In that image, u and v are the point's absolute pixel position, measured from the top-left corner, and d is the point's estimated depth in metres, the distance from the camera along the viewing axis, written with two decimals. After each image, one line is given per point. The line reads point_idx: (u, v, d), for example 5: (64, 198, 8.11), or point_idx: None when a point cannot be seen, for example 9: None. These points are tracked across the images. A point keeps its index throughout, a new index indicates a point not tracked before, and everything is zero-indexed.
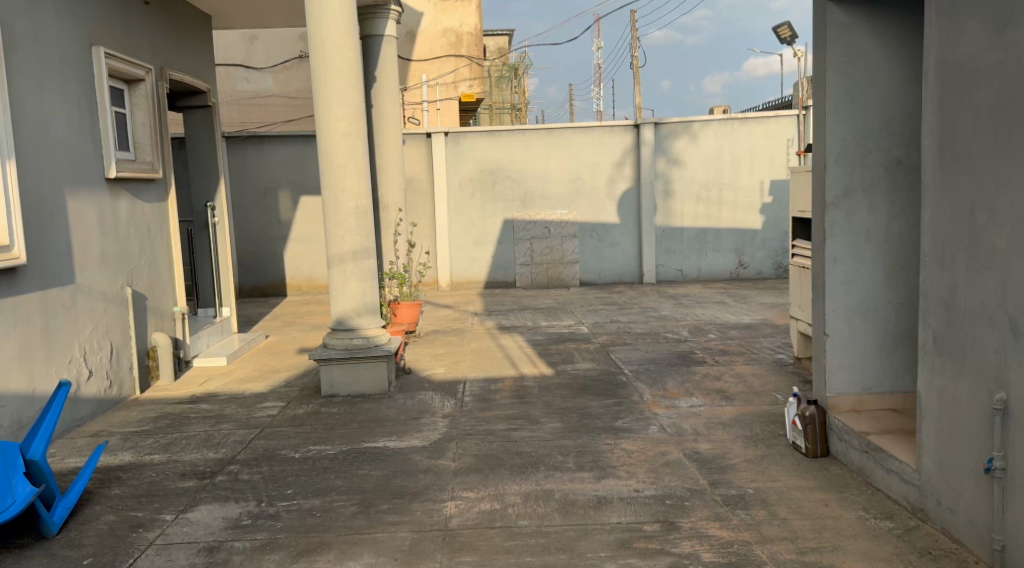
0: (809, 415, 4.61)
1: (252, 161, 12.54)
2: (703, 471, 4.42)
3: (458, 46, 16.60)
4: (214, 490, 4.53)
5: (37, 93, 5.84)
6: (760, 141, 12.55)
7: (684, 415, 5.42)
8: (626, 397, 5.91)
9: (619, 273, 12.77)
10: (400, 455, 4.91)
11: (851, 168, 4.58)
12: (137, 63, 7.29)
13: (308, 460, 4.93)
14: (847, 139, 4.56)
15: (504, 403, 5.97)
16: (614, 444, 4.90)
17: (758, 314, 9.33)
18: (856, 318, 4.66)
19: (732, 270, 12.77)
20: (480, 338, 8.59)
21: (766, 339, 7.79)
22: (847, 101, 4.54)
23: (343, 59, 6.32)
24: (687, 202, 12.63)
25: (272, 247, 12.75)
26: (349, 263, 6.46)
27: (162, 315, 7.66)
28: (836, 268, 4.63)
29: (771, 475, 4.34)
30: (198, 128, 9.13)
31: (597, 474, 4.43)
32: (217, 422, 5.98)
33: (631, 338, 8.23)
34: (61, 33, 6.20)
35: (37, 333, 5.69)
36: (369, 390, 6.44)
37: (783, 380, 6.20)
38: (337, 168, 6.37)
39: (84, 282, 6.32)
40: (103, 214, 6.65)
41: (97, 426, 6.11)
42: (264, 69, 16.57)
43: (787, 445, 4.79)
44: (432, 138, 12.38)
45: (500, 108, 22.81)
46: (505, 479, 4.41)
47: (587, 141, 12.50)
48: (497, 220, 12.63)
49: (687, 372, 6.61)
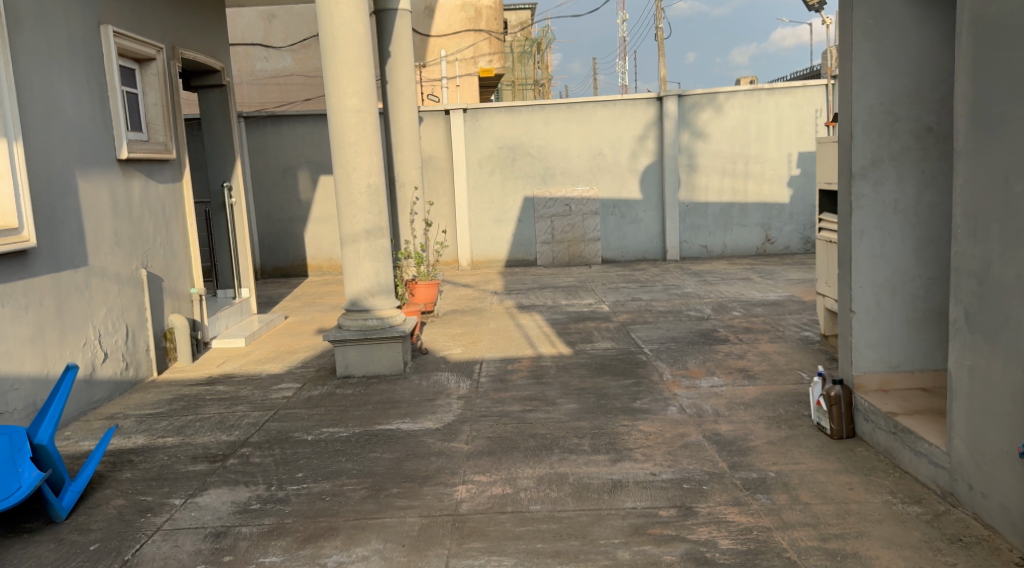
0: (834, 395, 4.45)
1: (271, 141, 12.48)
2: (723, 454, 4.27)
3: (477, 21, 16.37)
4: (224, 473, 4.47)
5: (44, 73, 5.76)
6: (788, 111, 12.26)
7: (704, 396, 5.27)
8: (646, 377, 5.77)
9: (641, 250, 12.58)
10: (413, 437, 4.82)
11: (878, 137, 4.39)
12: (148, 42, 7.21)
13: (320, 443, 4.86)
14: (875, 106, 4.38)
15: (521, 383, 5.86)
16: (631, 425, 4.77)
17: (785, 291, 9.11)
18: (883, 294, 4.48)
19: (758, 246, 12.54)
20: (499, 317, 8.49)
21: (792, 316, 7.59)
22: (875, 65, 4.35)
23: (352, 33, 6.19)
24: (712, 176, 12.39)
25: (293, 227, 12.71)
26: (361, 242, 6.35)
27: (178, 297, 7.63)
28: (861, 242, 4.45)
29: (794, 458, 4.19)
30: (213, 108, 9.05)
31: (613, 456, 4.31)
32: (232, 403, 5.93)
33: (652, 316, 8.08)
34: (69, 13, 6.12)
35: (49, 316, 5.65)
36: (384, 370, 6.35)
37: (808, 359, 6.01)
38: (348, 145, 6.26)
39: (97, 263, 6.27)
40: (116, 195, 6.59)
41: (112, 408, 6.07)
42: (283, 48, 16.51)
43: (811, 426, 4.64)
44: (450, 115, 12.22)
45: (522, 83, 22.63)
46: (518, 462, 4.31)
47: (608, 115, 12.27)
48: (518, 198, 12.49)
49: (709, 350, 6.46)
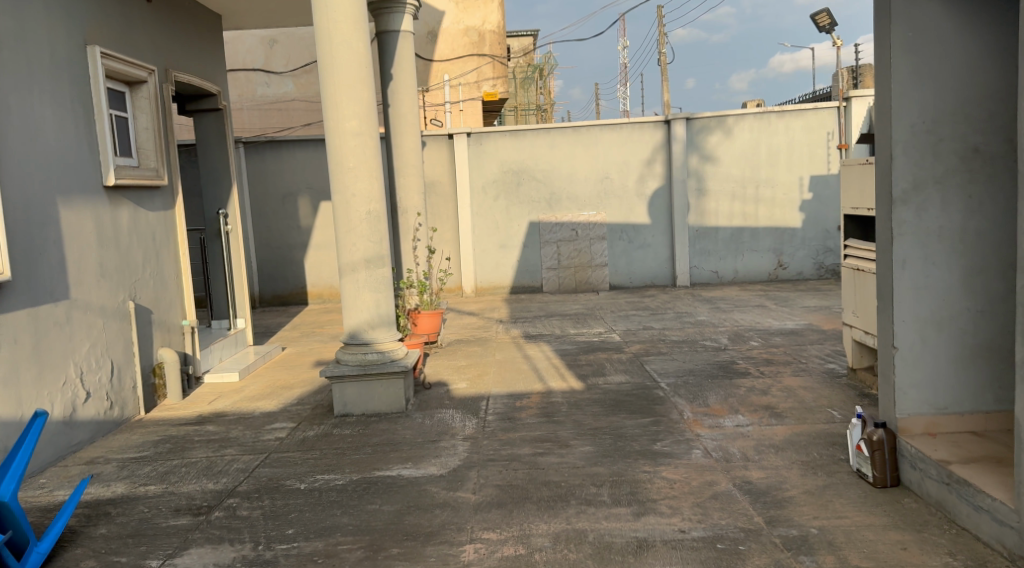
0: (877, 440, 4.05)
1: (270, 166, 12.18)
2: (757, 506, 3.88)
3: (480, 45, 16.09)
4: (208, 530, 4.12)
5: (23, 95, 5.44)
6: (799, 134, 11.92)
7: (730, 437, 4.87)
8: (665, 416, 5.37)
9: (650, 276, 12.21)
10: (415, 486, 4.43)
11: (920, 158, 4.03)
12: (139, 64, 6.90)
13: (314, 492, 4.48)
14: (916, 124, 4.02)
15: (531, 422, 5.46)
16: (653, 472, 4.37)
17: (802, 319, 8.72)
18: (929, 328, 4.09)
19: (771, 272, 12.16)
20: (505, 348, 8.08)
21: (813, 347, 7.19)
22: (916, 81, 4.00)
23: (350, 54, 5.86)
24: (722, 200, 12.05)
25: (293, 254, 12.37)
26: (361, 272, 5.98)
27: (169, 330, 7.27)
28: (905, 272, 4.07)
29: (836, 511, 3.80)
30: (209, 133, 8.74)
31: (636, 510, 3.91)
32: (221, 446, 5.57)
33: (667, 346, 7.70)
34: (52, 32, 5.80)
35: (25, 354, 5.28)
36: (384, 408, 5.97)
37: (837, 395, 5.61)
38: (347, 170, 5.91)
39: (80, 296, 5.91)
40: (102, 224, 6.24)
41: (94, 452, 5.72)
42: (284, 74, 16.29)
43: (850, 472, 4.24)
44: (454, 139, 11.94)
45: (525, 107, 22.40)
46: (531, 516, 3.92)
47: (615, 138, 11.95)
48: (523, 223, 12.14)
49: (730, 385, 6.06)
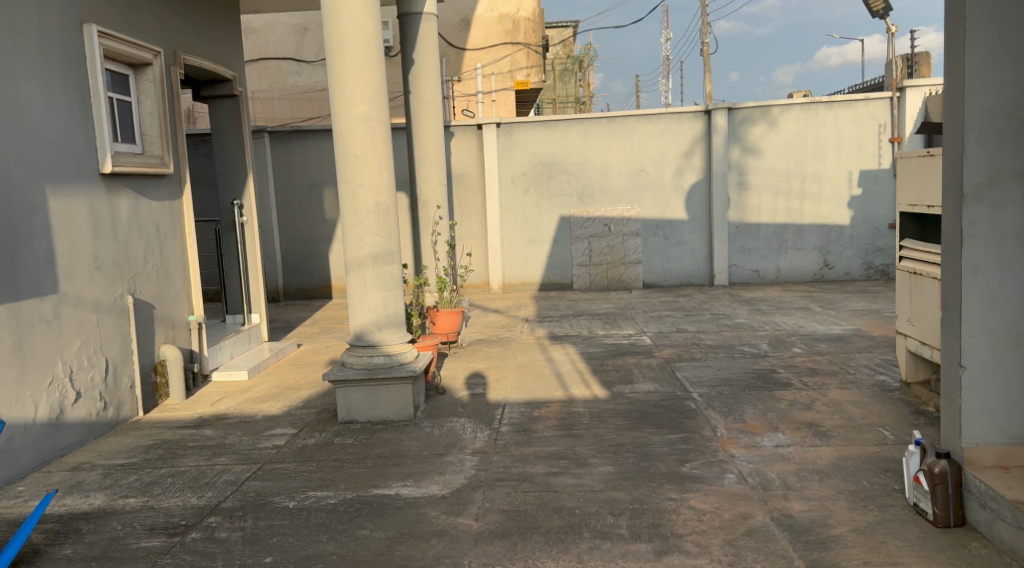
0: (939, 472, 3.52)
1: (295, 156, 11.82)
2: (798, 547, 3.41)
3: (515, 33, 15.63)
4: (179, 555, 3.72)
5: (5, 75, 5.06)
6: (849, 126, 11.24)
7: (768, 459, 4.35)
8: (696, 432, 4.86)
9: (686, 274, 11.65)
10: (412, 509, 3.97)
11: (997, 147, 3.48)
12: (143, 45, 6.51)
13: (302, 513, 4.04)
14: (994, 110, 3.47)
15: (548, 436, 4.97)
16: (679, 500, 3.87)
17: (850, 324, 8.10)
18: (1004, 344, 3.54)
19: (815, 272, 11.52)
20: (528, 350, 7.59)
21: (862, 356, 6.60)
22: (996, 56, 3.44)
23: (359, 31, 5.41)
24: (765, 195, 11.44)
25: (317, 247, 12.00)
26: (368, 268, 5.54)
27: (174, 326, 6.90)
28: (975, 279, 3.53)
29: (889, 556, 3.33)
30: (224, 120, 8.36)
31: (657, 548, 3.46)
32: (214, 454, 5.16)
33: (701, 351, 7.15)
34: (42, 8, 5.42)
35: (5, 353, 4.92)
36: (392, 416, 5.53)
37: (890, 412, 5.05)
38: (354, 159, 5.48)
39: (71, 291, 5.55)
40: (97, 214, 5.86)
41: (82, 456, 5.37)
42: (315, 62, 15.95)
43: (907, 507, 3.70)
44: (483, 130, 11.47)
45: (564, 100, 21.90)
46: (538, 551, 3.49)
47: (651, 130, 11.39)
48: (553, 218, 11.64)
49: (769, 397, 5.52)
